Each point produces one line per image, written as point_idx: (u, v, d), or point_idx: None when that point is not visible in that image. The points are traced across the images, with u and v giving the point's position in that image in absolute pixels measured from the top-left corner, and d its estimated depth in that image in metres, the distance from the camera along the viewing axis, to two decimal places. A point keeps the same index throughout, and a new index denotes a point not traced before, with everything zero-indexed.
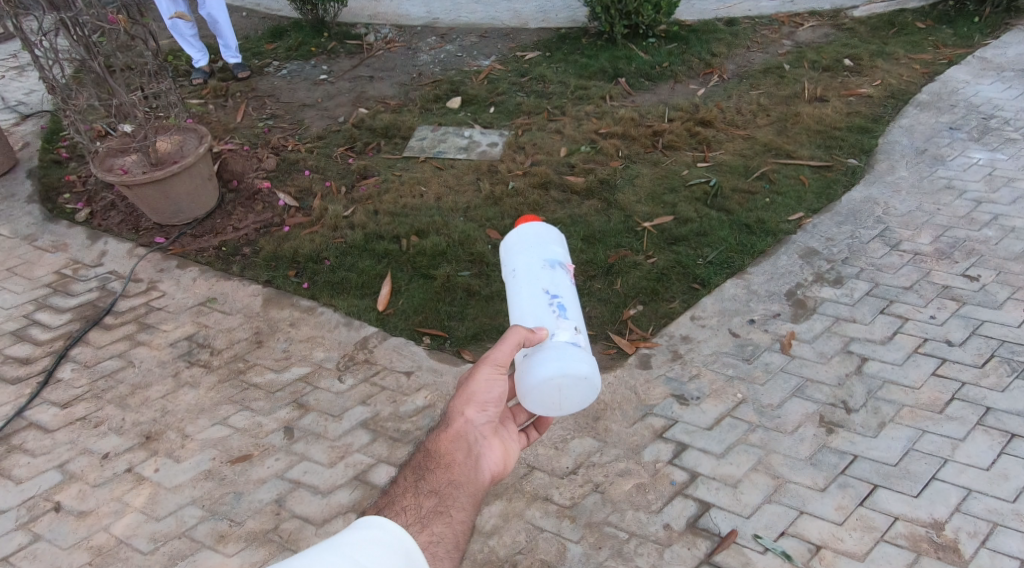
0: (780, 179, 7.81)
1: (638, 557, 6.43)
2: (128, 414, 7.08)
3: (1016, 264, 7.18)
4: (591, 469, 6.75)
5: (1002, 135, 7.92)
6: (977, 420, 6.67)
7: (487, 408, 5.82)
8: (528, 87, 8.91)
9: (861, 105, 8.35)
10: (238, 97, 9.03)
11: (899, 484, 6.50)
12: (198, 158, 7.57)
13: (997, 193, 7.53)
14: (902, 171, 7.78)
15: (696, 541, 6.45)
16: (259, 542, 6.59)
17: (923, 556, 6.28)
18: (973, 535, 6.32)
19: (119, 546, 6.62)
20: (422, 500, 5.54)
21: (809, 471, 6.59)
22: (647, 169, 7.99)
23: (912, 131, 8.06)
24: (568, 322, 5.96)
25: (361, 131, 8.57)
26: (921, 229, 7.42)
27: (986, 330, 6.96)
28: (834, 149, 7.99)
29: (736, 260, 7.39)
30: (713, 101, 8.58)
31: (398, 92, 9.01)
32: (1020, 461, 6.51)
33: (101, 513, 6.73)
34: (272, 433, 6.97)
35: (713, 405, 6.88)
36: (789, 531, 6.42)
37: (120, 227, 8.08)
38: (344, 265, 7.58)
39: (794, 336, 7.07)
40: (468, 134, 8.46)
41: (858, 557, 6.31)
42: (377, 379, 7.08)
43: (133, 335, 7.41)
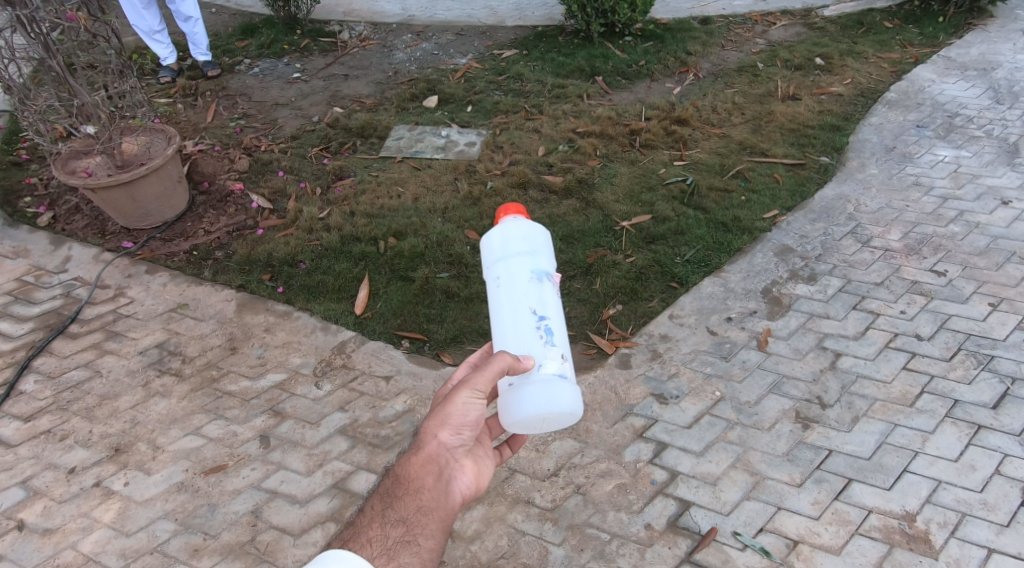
0: (755, 177, 7.86)
1: (619, 558, 6.42)
2: (96, 426, 6.86)
3: (981, 260, 7.27)
4: (573, 471, 6.72)
5: (966, 133, 8.09)
6: (946, 412, 6.73)
7: (462, 432, 5.87)
8: (506, 85, 8.84)
9: (832, 103, 8.47)
10: (208, 96, 8.83)
11: (872, 477, 6.56)
12: (166, 160, 7.44)
13: (963, 190, 7.67)
14: (873, 168, 7.90)
15: (677, 540, 6.45)
16: (236, 554, 6.40)
17: (896, 548, 6.34)
18: (943, 525, 6.39)
19: (88, 563, 6.40)
20: (389, 529, 5.64)
21: (786, 468, 6.63)
22: (624, 168, 7.99)
23: (881, 129, 8.20)
24: (556, 349, 5.86)
25: (336, 131, 8.41)
26: (891, 226, 7.51)
27: (953, 324, 7.02)
28: (807, 147, 8.08)
29: (713, 258, 7.42)
30: (689, 99, 8.62)
31: (374, 90, 8.87)
32: (987, 452, 6.59)
33: (68, 530, 6.51)
34: (248, 442, 6.78)
35: (692, 404, 6.87)
36: (768, 527, 6.45)
37: (85, 231, 7.81)
38: (321, 268, 7.41)
39: (770, 333, 7.08)
40: (445, 133, 8.35)
41: (834, 550, 6.36)
42: (355, 384, 6.94)
43: (100, 344, 7.17)
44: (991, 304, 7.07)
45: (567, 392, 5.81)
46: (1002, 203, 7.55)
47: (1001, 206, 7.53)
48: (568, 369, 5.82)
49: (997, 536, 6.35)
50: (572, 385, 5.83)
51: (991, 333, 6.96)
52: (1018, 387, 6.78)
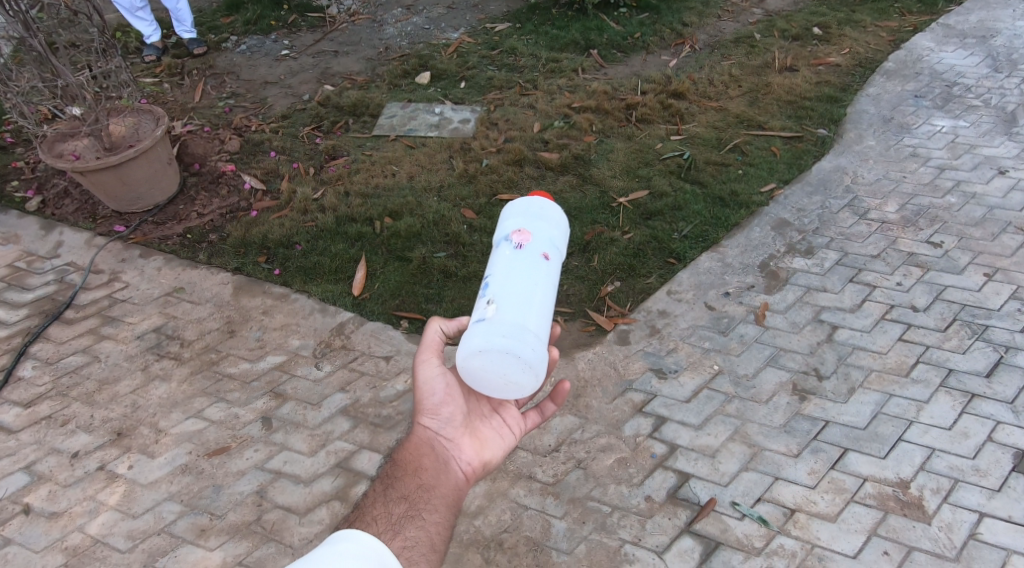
0: (753, 151, 7.86)
1: (621, 530, 6.50)
2: (97, 411, 6.91)
3: (976, 231, 7.30)
4: (573, 446, 6.79)
5: (963, 103, 8.12)
6: (940, 381, 6.79)
7: (446, 409, 5.93)
8: (499, 60, 8.80)
9: (830, 74, 8.47)
10: (195, 75, 8.77)
11: (868, 447, 6.63)
12: (154, 141, 7.37)
13: (959, 160, 7.70)
14: (870, 140, 7.91)
15: (677, 511, 6.53)
16: (242, 534, 6.48)
17: (890, 514, 6.42)
18: (936, 491, 6.47)
19: (95, 545, 6.47)
20: (392, 507, 5.67)
21: (783, 439, 6.70)
22: (621, 143, 7.97)
23: (878, 100, 8.20)
24: (483, 298, 5.90)
25: (327, 110, 8.36)
26: (888, 198, 7.54)
27: (949, 295, 7.06)
28: (804, 119, 8.08)
29: (711, 233, 7.43)
30: (685, 72, 8.59)
31: (365, 67, 8.83)
32: (980, 419, 6.66)
33: (74, 514, 6.57)
34: (250, 424, 6.84)
35: (690, 378, 6.93)
36: (765, 497, 6.53)
37: (76, 215, 7.78)
38: (317, 250, 7.41)
39: (767, 307, 7.11)
40: (439, 110, 8.30)
41: (829, 518, 6.44)
42: (356, 364, 6.99)
43: (97, 329, 7.21)
44: (985, 275, 7.11)
45: (478, 335, 5.81)
46: (998, 172, 7.58)
47: (998, 175, 7.56)
48: (480, 314, 5.83)
49: (988, 500, 6.43)
50: (487, 328, 5.80)
51: (986, 303, 7.01)
52: (1012, 355, 6.83)
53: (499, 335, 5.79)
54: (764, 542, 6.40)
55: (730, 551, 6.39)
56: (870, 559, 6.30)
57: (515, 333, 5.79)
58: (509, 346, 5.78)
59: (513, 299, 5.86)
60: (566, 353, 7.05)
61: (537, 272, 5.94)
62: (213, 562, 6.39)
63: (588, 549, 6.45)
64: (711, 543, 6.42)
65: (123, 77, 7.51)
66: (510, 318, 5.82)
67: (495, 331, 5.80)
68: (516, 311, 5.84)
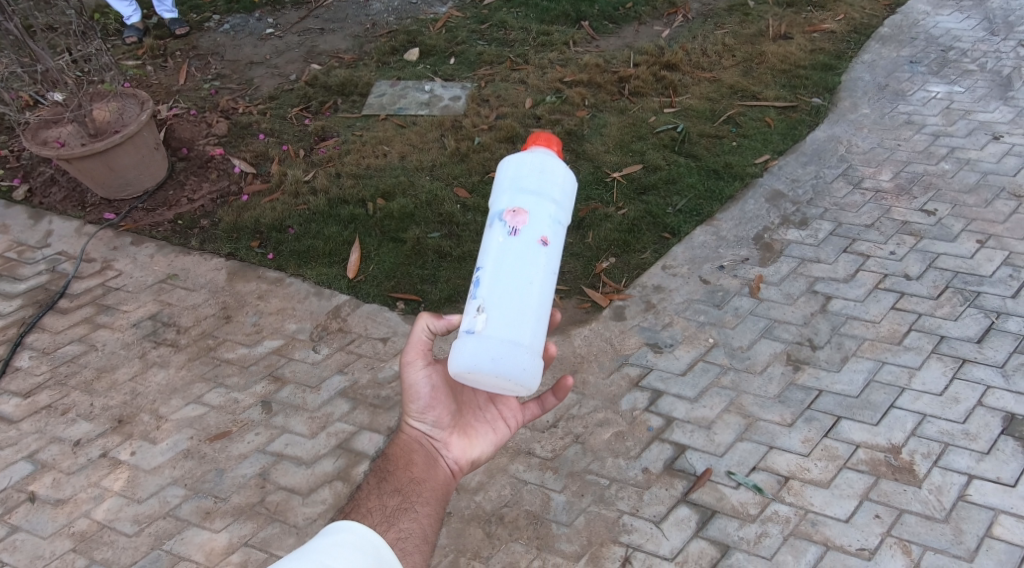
0: (746, 122, 7.86)
1: (619, 501, 6.57)
2: (97, 399, 6.95)
3: (970, 198, 7.30)
4: (571, 422, 6.83)
5: (959, 67, 8.14)
6: (932, 347, 6.82)
7: (435, 408, 5.94)
8: (489, 34, 8.78)
9: (824, 41, 8.49)
10: (178, 57, 8.73)
11: (860, 414, 6.68)
12: (140, 126, 7.29)
13: (954, 126, 7.70)
14: (865, 109, 7.92)
15: (674, 482, 6.60)
16: (247, 515, 6.54)
17: (882, 479, 6.49)
18: (927, 455, 6.53)
19: (102, 530, 6.54)
20: (386, 499, 5.72)
21: (777, 409, 6.75)
22: (614, 117, 7.95)
23: (874, 67, 8.23)
24: (474, 301, 5.63)
25: (315, 89, 8.32)
26: (882, 166, 7.55)
27: (942, 262, 7.06)
28: (798, 89, 8.09)
29: (705, 207, 7.43)
30: (678, 42, 8.57)
31: (352, 45, 8.79)
32: (971, 384, 6.70)
33: (79, 500, 6.63)
34: (250, 408, 6.88)
35: (686, 351, 6.96)
36: (760, 465, 6.59)
37: (64, 204, 7.77)
38: (310, 233, 7.40)
39: (762, 280, 7.13)
40: (428, 88, 8.26)
41: (823, 484, 6.51)
42: (353, 347, 7.02)
43: (92, 318, 7.23)
44: (978, 242, 7.11)
45: (469, 345, 5.60)
46: (993, 137, 7.58)
47: (993, 141, 7.56)
48: (471, 323, 5.59)
49: (978, 463, 6.49)
50: (477, 339, 5.58)
51: (978, 270, 7.01)
52: (1003, 321, 6.85)
53: (491, 344, 5.59)
54: (759, 510, 6.47)
55: (726, 519, 6.46)
56: (863, 522, 6.38)
57: (509, 343, 5.60)
58: (502, 359, 5.59)
59: (505, 300, 5.62)
60: (562, 330, 7.08)
61: (532, 261, 5.64)
62: (220, 544, 6.46)
63: (587, 521, 6.52)
64: (707, 512, 6.49)
65: (104, 61, 7.40)
66: (501, 324, 5.60)
67: (487, 343, 5.58)
68: (509, 314, 5.61)
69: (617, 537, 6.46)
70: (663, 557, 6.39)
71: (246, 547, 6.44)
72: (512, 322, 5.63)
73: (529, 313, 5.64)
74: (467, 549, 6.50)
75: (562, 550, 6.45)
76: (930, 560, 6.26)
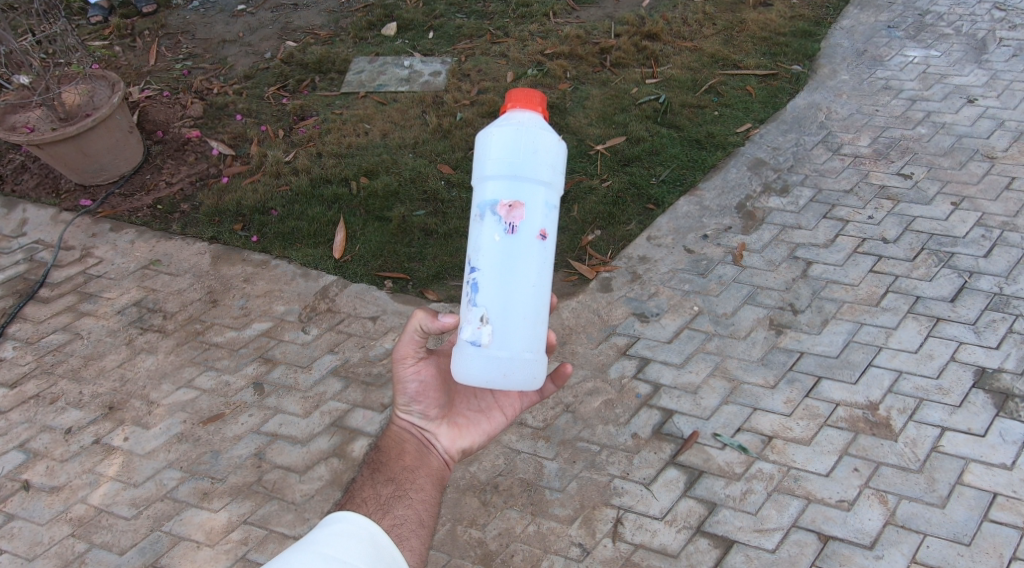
0: (728, 91, 7.99)
1: (610, 466, 6.72)
2: (86, 387, 6.95)
3: (945, 161, 7.47)
4: (561, 392, 6.97)
5: (936, 32, 8.31)
6: (908, 308, 6.99)
7: (421, 403, 5.84)
8: (467, 7, 8.86)
9: (804, 7, 8.64)
10: (147, 37, 8.75)
11: (840, 373, 6.86)
12: (112, 109, 7.11)
13: (931, 91, 7.86)
14: (844, 75, 8.07)
15: (663, 445, 6.75)
16: (245, 494, 6.58)
17: (861, 435, 6.67)
18: (903, 411, 6.72)
19: (100, 515, 6.56)
20: (380, 489, 5.65)
21: (761, 371, 6.91)
22: (596, 90, 8.06)
23: (852, 33, 8.39)
24: (475, 311, 5.59)
25: (292, 68, 8.37)
26: (861, 132, 7.70)
27: (918, 225, 7.23)
28: (779, 56, 8.22)
29: (688, 176, 7.57)
30: (659, 11, 8.69)
31: (327, 21, 8.84)
32: (946, 342, 6.88)
33: (75, 487, 6.65)
34: (242, 390, 6.90)
35: (671, 320, 7.09)
36: (745, 427, 6.76)
37: (38, 191, 7.76)
38: (294, 214, 7.44)
39: (745, 248, 7.27)
40: (408, 63, 8.31)
41: (804, 442, 6.69)
42: (343, 326, 7.05)
43: (75, 306, 7.22)
44: (953, 204, 7.28)
45: (475, 358, 5.60)
46: (968, 101, 7.75)
47: (967, 104, 7.74)
48: (476, 336, 5.57)
49: (950, 415, 6.68)
50: (482, 353, 5.59)
51: (953, 232, 7.19)
52: (976, 280, 7.03)
53: (498, 353, 5.59)
54: (744, 468, 6.64)
55: (713, 479, 6.63)
56: (842, 476, 6.57)
57: (514, 350, 5.60)
58: (512, 367, 5.61)
59: (507, 304, 5.59)
60: None
61: (530, 256, 5.58)
62: (219, 523, 6.50)
63: (580, 486, 6.68)
64: (695, 472, 6.66)
65: (70, 42, 7.20)
66: (507, 331, 5.59)
67: (494, 354, 5.59)
68: (511, 319, 5.59)
69: (609, 500, 6.62)
70: (653, 517, 6.56)
71: (245, 525, 6.48)
72: (514, 326, 5.60)
73: (529, 314, 5.62)
74: (463, 518, 6.65)
75: (556, 514, 6.61)
76: (905, 508, 6.45)
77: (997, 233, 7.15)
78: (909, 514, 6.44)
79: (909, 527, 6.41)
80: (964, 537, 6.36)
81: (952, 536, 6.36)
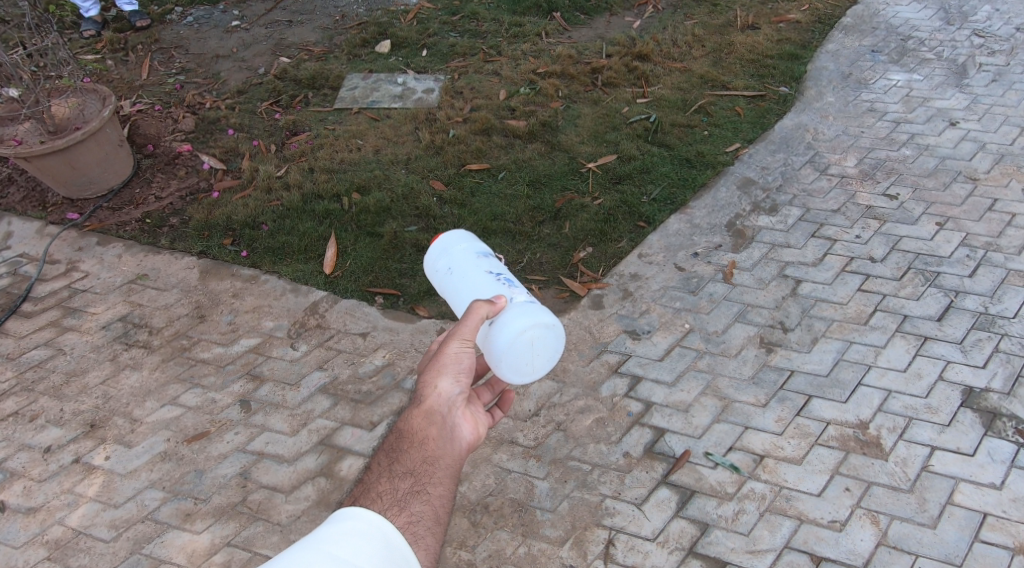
0: (717, 111, 8.12)
1: (601, 486, 6.65)
2: (67, 404, 6.80)
3: (930, 182, 7.60)
4: (553, 410, 6.91)
5: (918, 56, 8.51)
6: (896, 327, 7.03)
7: (460, 380, 5.63)
8: (461, 26, 8.98)
9: (790, 31, 8.83)
10: (140, 51, 8.84)
11: (830, 392, 6.84)
12: (102, 122, 7.08)
13: (914, 114, 8.04)
14: (829, 97, 8.23)
15: (654, 465, 6.70)
16: (229, 515, 6.42)
17: (851, 454, 6.64)
18: (892, 429, 6.70)
19: (78, 536, 6.38)
20: (397, 482, 5.38)
21: (751, 390, 6.89)
22: (588, 108, 8.17)
23: (837, 56, 8.57)
24: (521, 288, 5.94)
25: (285, 83, 8.43)
26: (847, 153, 7.84)
27: (904, 245, 7.33)
28: (766, 78, 8.39)
29: (678, 195, 7.65)
30: (649, 33, 8.85)
31: (321, 37, 8.95)
32: (933, 361, 6.90)
33: (53, 508, 6.47)
34: (228, 407, 6.77)
35: (663, 337, 7.09)
36: (736, 446, 6.72)
37: (24, 204, 7.72)
38: (284, 230, 7.42)
39: (735, 266, 7.32)
40: (401, 80, 8.42)
41: (796, 461, 6.65)
42: (332, 343, 6.97)
43: (58, 321, 7.11)
44: (938, 224, 7.39)
45: (542, 309, 5.85)
46: (950, 124, 7.93)
47: (949, 127, 7.91)
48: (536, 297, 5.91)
49: (939, 434, 6.67)
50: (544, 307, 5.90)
51: (938, 251, 7.28)
52: (961, 299, 7.09)
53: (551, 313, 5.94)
54: (736, 488, 6.59)
55: (705, 499, 6.57)
56: (834, 495, 6.53)
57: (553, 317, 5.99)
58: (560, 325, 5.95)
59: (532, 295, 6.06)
60: None
61: None
62: (202, 545, 6.33)
63: (571, 506, 6.59)
64: (687, 492, 6.60)
65: (61, 55, 7.19)
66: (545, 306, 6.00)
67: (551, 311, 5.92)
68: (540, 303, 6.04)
69: (600, 521, 6.54)
70: (645, 538, 6.48)
71: (229, 547, 6.32)
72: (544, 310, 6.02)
73: None
74: (453, 539, 6.54)
75: (546, 535, 6.51)
76: (896, 529, 6.41)
77: (981, 253, 7.24)
78: (901, 535, 6.39)
79: (901, 548, 6.36)
80: (956, 558, 6.31)
81: (944, 557, 6.32)
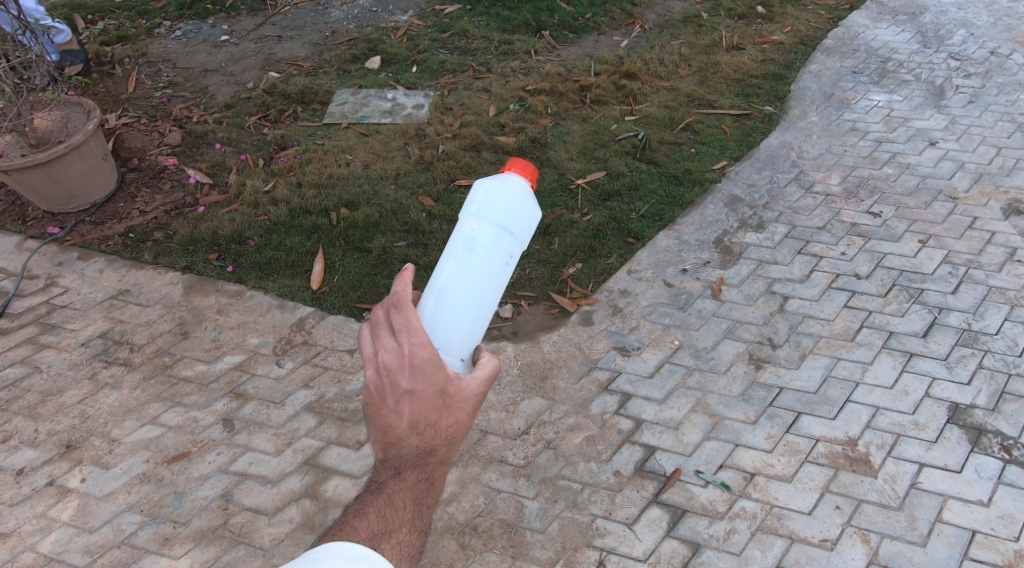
0: (704, 129, 8.22)
1: (592, 505, 6.53)
2: (42, 424, 6.58)
3: (911, 201, 7.71)
4: (543, 428, 6.80)
5: (897, 78, 8.69)
6: (882, 343, 7.03)
7: None
8: (450, 43, 9.02)
9: (774, 52, 8.97)
10: (126, 65, 8.80)
11: (819, 409, 6.81)
12: (85, 135, 7.27)
13: (895, 133, 8.18)
14: (813, 116, 8.35)
15: (645, 483, 6.60)
16: (209, 540, 6.22)
17: (841, 471, 6.59)
18: (881, 446, 6.66)
19: (51, 563, 6.16)
20: (413, 537, 5.10)
21: (741, 407, 6.83)
22: (576, 125, 8.23)
23: (820, 77, 8.71)
24: None
25: (274, 98, 8.40)
26: (832, 170, 7.95)
27: (888, 262, 7.40)
28: (751, 97, 8.51)
29: (666, 212, 7.70)
30: (636, 52, 8.94)
31: (310, 52, 8.95)
32: (920, 378, 6.88)
33: (24, 533, 6.24)
34: (211, 426, 6.58)
35: (652, 354, 7.05)
36: (727, 463, 6.64)
37: (3, 217, 7.57)
38: (271, 244, 7.33)
39: (723, 282, 7.34)
40: (390, 96, 8.43)
41: (786, 479, 6.58)
42: (318, 360, 6.82)
43: (36, 338, 6.92)
44: (920, 242, 7.48)
45: None
46: (929, 143, 8.08)
47: (929, 146, 8.06)
48: None
49: (927, 451, 6.63)
50: None
51: (921, 268, 7.35)
52: (945, 316, 7.13)
53: None
54: (727, 506, 6.50)
55: (696, 518, 6.48)
56: (824, 514, 6.46)
57: None
58: None
59: None
60: (532, 336, 7.15)
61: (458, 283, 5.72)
62: None
63: (561, 527, 6.47)
64: (678, 511, 6.50)
65: (43, 69, 7.28)
66: None
67: None
68: None
69: (591, 541, 6.42)
70: (636, 559, 6.37)
71: None
72: None
73: None
74: (440, 562, 6.39)
75: (536, 557, 6.39)
76: (887, 547, 6.36)
77: (963, 270, 7.32)
78: (891, 554, 6.34)
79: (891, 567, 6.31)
80: None
81: None
